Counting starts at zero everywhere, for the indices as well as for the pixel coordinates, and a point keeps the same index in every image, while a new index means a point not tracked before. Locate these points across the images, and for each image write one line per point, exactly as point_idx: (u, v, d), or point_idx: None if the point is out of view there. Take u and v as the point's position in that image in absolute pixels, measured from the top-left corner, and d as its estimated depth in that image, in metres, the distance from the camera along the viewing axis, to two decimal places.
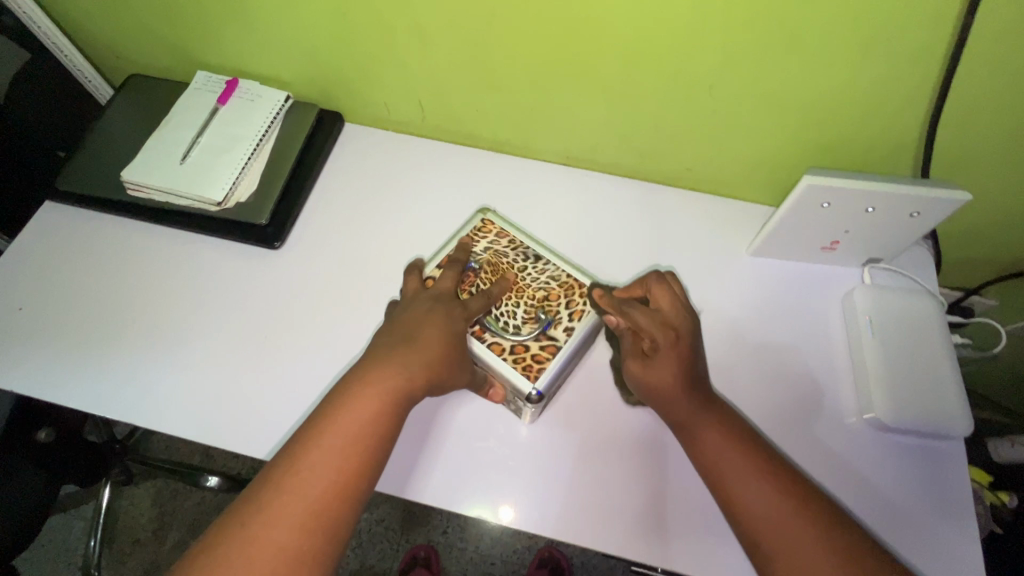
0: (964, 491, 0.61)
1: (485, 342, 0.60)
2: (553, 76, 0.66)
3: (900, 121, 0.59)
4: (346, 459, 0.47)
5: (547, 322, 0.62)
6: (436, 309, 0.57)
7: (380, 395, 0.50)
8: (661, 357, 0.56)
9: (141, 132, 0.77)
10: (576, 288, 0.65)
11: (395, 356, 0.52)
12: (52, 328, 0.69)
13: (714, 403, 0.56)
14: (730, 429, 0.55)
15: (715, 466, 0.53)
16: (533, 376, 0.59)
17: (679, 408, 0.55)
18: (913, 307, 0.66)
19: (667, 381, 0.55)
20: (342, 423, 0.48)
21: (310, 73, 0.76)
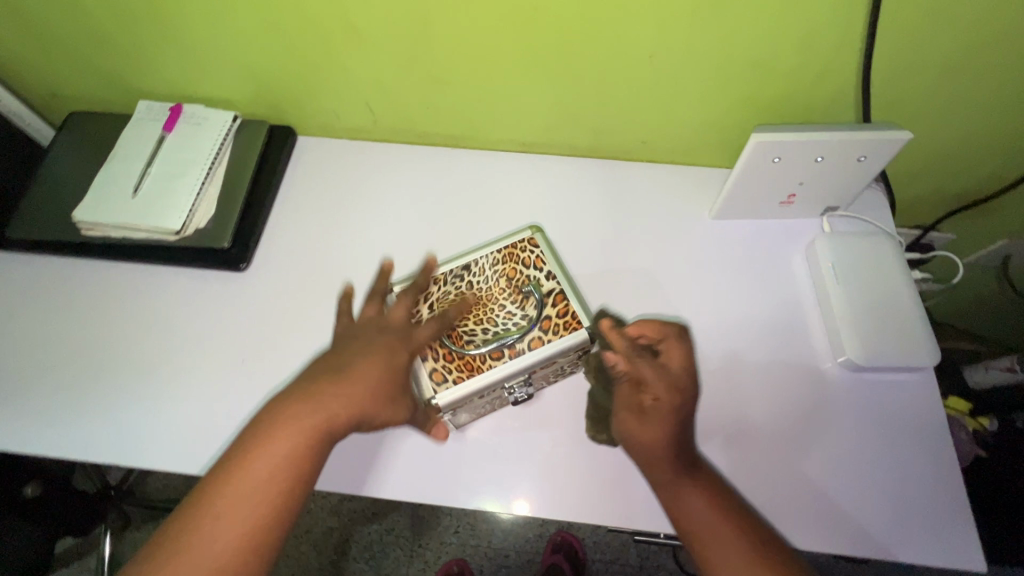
0: (938, 418, 0.63)
1: (529, 349, 0.55)
2: (498, 65, 0.67)
3: (837, 70, 0.60)
4: (274, 490, 0.45)
5: (531, 288, 0.58)
6: (375, 342, 0.53)
7: (306, 427, 0.47)
8: (654, 415, 0.53)
9: (89, 169, 0.75)
10: (521, 245, 0.61)
11: (325, 389, 0.49)
12: (21, 379, 0.67)
13: (696, 460, 0.54)
14: (712, 490, 0.52)
15: (696, 532, 0.50)
16: (575, 327, 0.56)
17: (661, 469, 0.52)
18: (872, 249, 0.68)
19: (656, 441, 0.52)
20: (261, 461, 0.46)
21: (255, 89, 0.75)
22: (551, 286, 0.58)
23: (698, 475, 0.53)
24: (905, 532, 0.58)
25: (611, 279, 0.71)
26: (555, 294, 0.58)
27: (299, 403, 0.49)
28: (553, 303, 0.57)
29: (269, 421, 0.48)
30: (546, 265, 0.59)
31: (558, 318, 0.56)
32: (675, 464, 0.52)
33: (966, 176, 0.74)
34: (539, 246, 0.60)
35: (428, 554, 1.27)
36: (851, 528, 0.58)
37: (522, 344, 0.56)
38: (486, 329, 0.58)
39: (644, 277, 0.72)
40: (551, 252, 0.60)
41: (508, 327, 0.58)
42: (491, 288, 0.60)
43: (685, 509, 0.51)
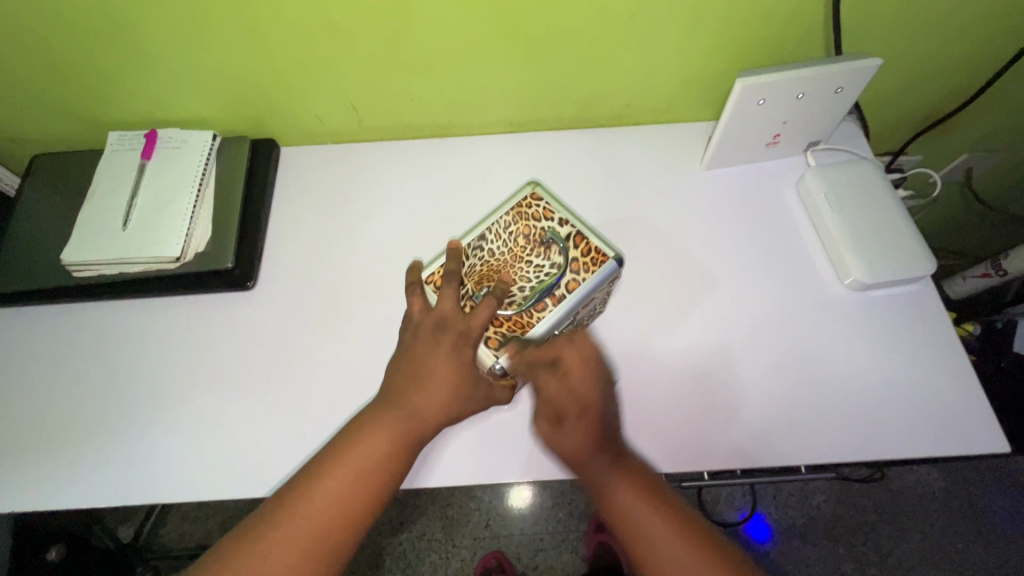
0: (942, 323, 0.67)
1: (568, 292, 0.57)
2: (480, 46, 0.67)
3: (807, 8, 0.63)
4: (367, 475, 0.50)
5: (549, 237, 0.59)
6: (441, 344, 0.54)
7: (391, 427, 0.52)
8: (567, 424, 0.54)
9: (67, 209, 0.72)
10: (526, 202, 0.61)
11: (405, 393, 0.54)
12: (33, 435, 0.63)
13: (623, 458, 0.53)
14: (642, 482, 0.51)
15: (634, 532, 0.49)
16: (602, 260, 0.57)
17: (591, 469, 0.52)
18: (859, 175, 0.71)
19: (578, 447, 0.53)
20: (359, 452, 0.51)
21: (231, 104, 0.73)
22: (567, 231, 0.59)
23: (628, 472, 0.52)
24: (931, 430, 0.62)
25: (618, 241, 0.73)
26: (573, 237, 0.59)
27: (384, 408, 0.54)
28: (575, 245, 0.59)
29: (358, 424, 0.53)
30: (555, 211, 0.60)
31: (583, 256, 0.58)
32: (599, 464, 0.52)
33: (928, 96, 0.78)
34: (543, 199, 0.61)
35: (464, 552, 1.26)
36: (882, 436, 0.62)
37: (560, 287, 0.57)
38: (520, 286, 0.58)
39: (649, 235, 0.74)
40: (555, 199, 0.61)
41: (541, 277, 0.58)
42: (513, 248, 0.61)
43: (615, 509, 0.50)
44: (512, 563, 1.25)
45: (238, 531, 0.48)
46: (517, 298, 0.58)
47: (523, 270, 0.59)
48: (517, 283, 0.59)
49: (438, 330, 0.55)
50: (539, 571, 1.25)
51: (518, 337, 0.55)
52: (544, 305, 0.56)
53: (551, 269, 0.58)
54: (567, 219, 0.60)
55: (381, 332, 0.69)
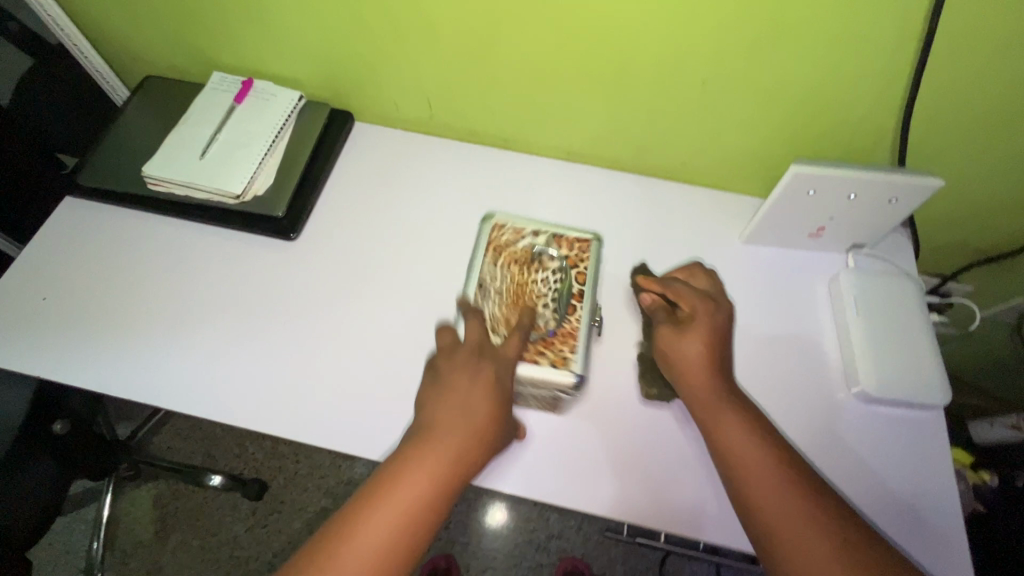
0: (944, 456, 0.65)
1: (580, 282, 0.67)
2: (557, 75, 0.71)
3: (878, 113, 0.64)
4: (427, 485, 0.52)
5: (537, 257, 0.68)
6: (478, 373, 0.58)
7: (433, 464, 0.53)
8: (691, 330, 0.62)
9: (158, 130, 0.80)
10: (497, 236, 0.70)
11: (447, 425, 0.55)
12: (72, 317, 0.71)
13: (739, 394, 0.60)
14: (747, 415, 0.58)
15: (739, 458, 0.55)
16: (586, 245, 0.70)
17: (714, 391, 0.59)
18: (896, 289, 0.70)
19: (696, 358, 0.61)
20: (417, 465, 0.53)
21: (322, 73, 0.79)
22: (544, 239, 0.69)
23: (739, 410, 0.58)
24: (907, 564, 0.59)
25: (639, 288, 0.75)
26: (552, 237, 0.70)
27: (424, 438, 0.55)
28: (559, 245, 0.69)
29: (402, 458, 0.54)
30: (527, 230, 0.70)
31: (573, 253, 0.69)
32: (714, 384, 0.60)
33: (989, 228, 0.77)
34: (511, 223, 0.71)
35: None
36: None
37: (575, 286, 0.67)
38: (542, 305, 0.65)
39: None
40: (517, 218, 0.71)
41: (554, 288, 0.66)
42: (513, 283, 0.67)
43: (724, 436, 0.57)
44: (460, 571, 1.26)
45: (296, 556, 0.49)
46: (545, 316, 0.65)
47: (532, 292, 0.66)
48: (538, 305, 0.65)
49: (477, 355, 0.60)
50: None
51: (579, 340, 0.64)
52: (575, 305, 0.66)
53: (555, 275, 0.67)
54: (537, 231, 0.70)
55: (394, 313, 0.73)
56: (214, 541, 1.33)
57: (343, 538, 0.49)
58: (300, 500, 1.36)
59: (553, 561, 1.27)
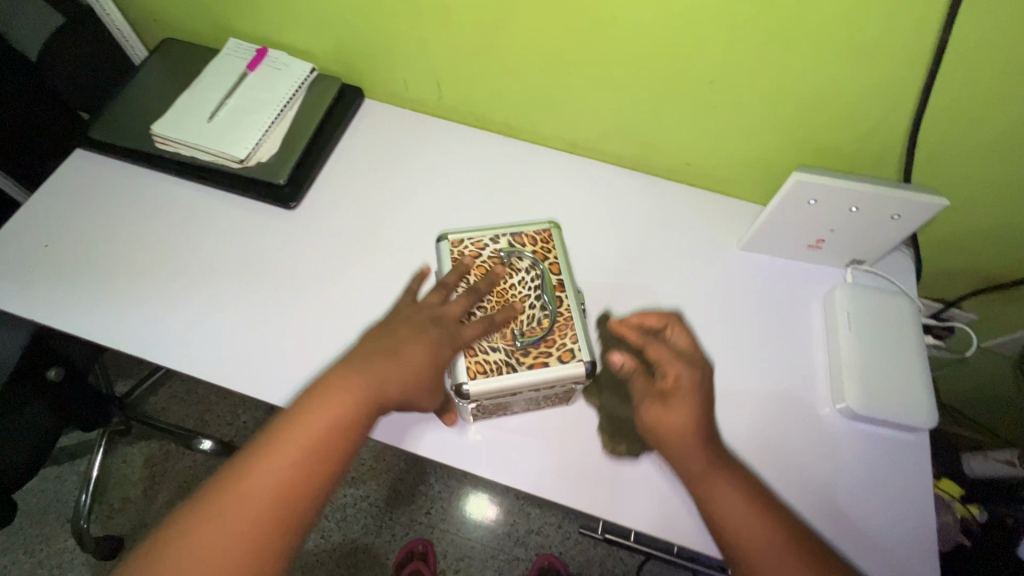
0: (924, 480, 0.64)
1: (557, 270, 0.64)
2: (565, 65, 0.70)
3: (888, 126, 0.63)
4: (331, 429, 0.52)
5: (504, 259, 0.64)
6: (421, 337, 0.57)
7: (348, 397, 0.53)
8: (679, 399, 0.56)
9: (171, 90, 0.81)
10: (459, 254, 0.64)
11: (372, 367, 0.55)
12: (72, 265, 0.72)
13: (730, 463, 0.56)
14: (744, 483, 0.55)
15: (736, 531, 0.53)
16: (547, 234, 0.67)
17: (698, 462, 0.55)
18: (892, 308, 0.69)
19: (681, 431, 0.55)
20: (320, 407, 0.52)
21: (335, 47, 0.80)
22: (504, 243, 0.65)
23: (733, 476, 0.55)
24: None
25: (632, 285, 0.74)
26: (509, 240, 0.66)
27: (346, 373, 0.54)
28: (522, 243, 0.65)
29: (307, 400, 0.53)
30: (484, 240, 0.65)
31: (538, 245, 0.65)
32: (704, 456, 0.55)
33: (996, 255, 0.75)
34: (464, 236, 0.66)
35: (397, 529, 1.29)
36: None
37: (553, 276, 0.63)
38: (528, 307, 0.62)
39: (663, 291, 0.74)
40: (474, 232, 0.66)
41: (532, 285, 0.63)
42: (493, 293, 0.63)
43: (719, 504, 0.54)
44: (437, 557, 1.26)
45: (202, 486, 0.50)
46: (535, 315, 0.62)
47: (510, 297, 0.63)
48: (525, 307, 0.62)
49: (433, 321, 0.58)
50: None
51: (577, 327, 0.60)
52: (559, 295, 0.62)
53: (529, 272, 0.63)
54: (494, 236, 0.66)
55: (385, 290, 0.73)
56: None
57: (248, 463, 0.50)
58: None
59: (530, 556, 1.27)
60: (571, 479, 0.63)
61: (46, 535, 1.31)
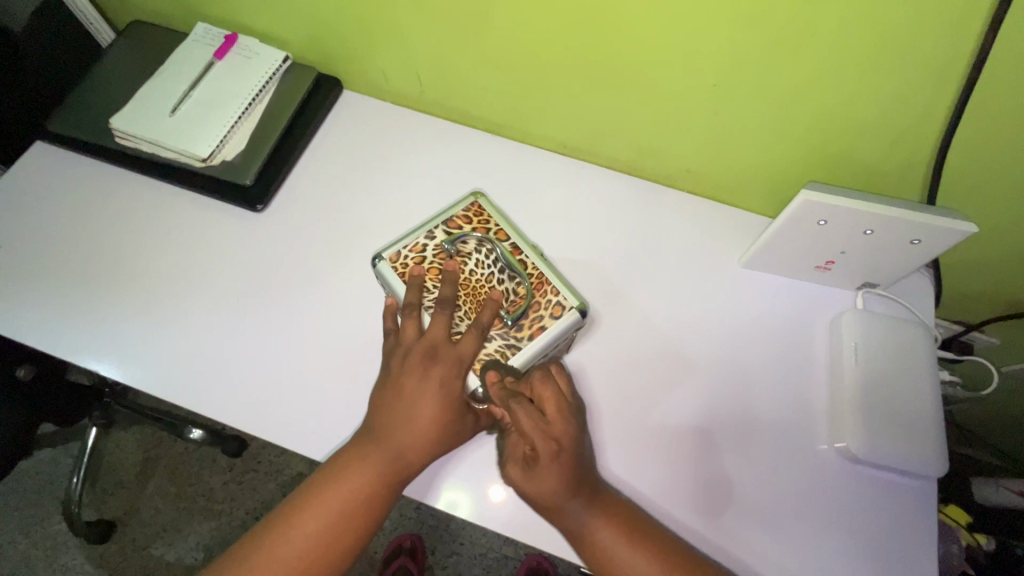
0: (928, 529, 0.59)
1: (505, 235, 0.62)
2: (555, 61, 0.64)
3: (908, 138, 0.56)
4: (353, 500, 0.53)
5: (448, 251, 0.60)
6: (426, 387, 0.55)
7: (372, 464, 0.54)
8: (540, 467, 0.53)
9: (135, 80, 0.76)
10: (403, 268, 0.60)
11: (394, 433, 0.54)
12: (31, 268, 0.69)
13: (600, 494, 0.55)
14: (618, 523, 0.53)
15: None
16: (475, 208, 0.64)
17: (564, 519, 0.53)
18: (905, 339, 0.63)
19: (550, 493, 0.52)
20: (339, 481, 0.53)
21: (309, 34, 0.74)
22: (441, 236, 0.61)
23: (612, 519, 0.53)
24: None
25: (620, 302, 0.69)
26: (445, 231, 0.61)
27: (368, 442, 0.55)
28: (458, 226, 0.62)
29: (329, 470, 0.54)
30: (422, 242, 0.61)
31: (473, 221, 0.62)
32: (575, 507, 0.53)
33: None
34: (400, 248, 0.61)
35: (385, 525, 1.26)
36: None
37: (505, 245, 0.61)
38: (498, 284, 0.59)
39: (655, 311, 0.68)
40: (407, 238, 0.61)
41: (492, 262, 0.59)
42: (465, 292, 0.59)
43: (602, 556, 0.53)
44: (425, 553, 1.23)
45: (232, 550, 0.52)
46: (508, 289, 0.59)
47: (475, 284, 0.59)
48: (496, 287, 0.59)
49: (428, 360, 0.55)
50: (447, 572, 1.22)
51: (551, 279, 0.59)
52: (520, 259, 0.60)
53: (481, 250, 0.60)
54: (428, 234, 0.61)
55: (355, 301, 0.69)
56: (191, 491, 1.33)
57: (274, 532, 0.52)
58: (277, 464, 1.35)
59: (519, 556, 1.24)
60: (561, 525, 0.58)
61: (38, 518, 1.31)
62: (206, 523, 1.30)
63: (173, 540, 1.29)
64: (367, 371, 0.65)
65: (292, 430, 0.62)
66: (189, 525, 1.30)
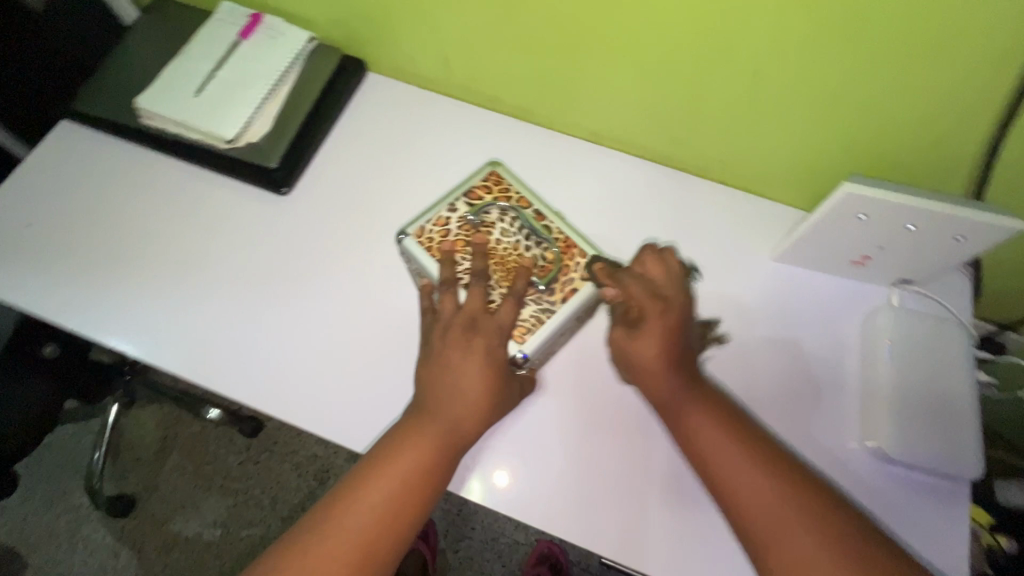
0: (957, 531, 0.58)
1: (527, 203, 0.61)
2: (588, 46, 0.62)
3: (959, 130, 0.54)
4: (415, 474, 0.51)
5: (472, 222, 0.59)
6: (470, 356, 0.53)
7: (427, 438, 0.52)
8: (645, 326, 0.54)
9: (158, 60, 0.75)
10: (429, 244, 0.59)
11: (447, 405, 0.53)
12: (58, 248, 0.69)
13: (702, 384, 0.53)
14: (718, 410, 0.52)
15: (708, 459, 0.50)
16: (493, 177, 0.62)
17: (665, 389, 0.53)
18: (943, 337, 0.61)
19: (650, 355, 0.53)
20: (398, 456, 0.51)
21: (335, 15, 0.72)
22: (463, 208, 0.60)
23: (709, 402, 0.52)
24: None
25: None
26: (467, 202, 0.61)
27: (422, 418, 0.53)
28: (480, 197, 0.61)
29: (386, 446, 0.52)
30: (444, 215, 0.60)
31: (494, 190, 0.61)
32: (674, 386, 0.52)
33: None
34: (426, 221, 0.60)
35: None
36: None
37: (529, 211, 0.60)
38: (526, 251, 0.59)
39: None
40: (428, 213, 0.61)
41: (517, 229, 0.59)
42: (496, 263, 0.58)
43: (690, 434, 0.51)
44: (437, 537, 1.23)
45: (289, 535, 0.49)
46: (536, 256, 0.59)
47: (503, 253, 0.58)
48: (524, 253, 0.58)
49: (469, 330, 0.54)
50: (458, 556, 1.22)
51: (578, 242, 0.59)
52: (545, 224, 0.60)
53: (505, 220, 0.60)
54: (450, 206, 0.61)
55: (380, 287, 0.68)
56: (209, 469, 1.35)
57: (333, 511, 0.49)
58: (294, 444, 1.36)
59: (530, 542, 1.23)
60: (587, 517, 0.58)
61: (61, 491, 1.34)
62: (222, 500, 1.32)
63: (191, 517, 1.31)
64: (390, 358, 0.65)
65: (316, 415, 0.62)
66: (205, 501, 1.32)
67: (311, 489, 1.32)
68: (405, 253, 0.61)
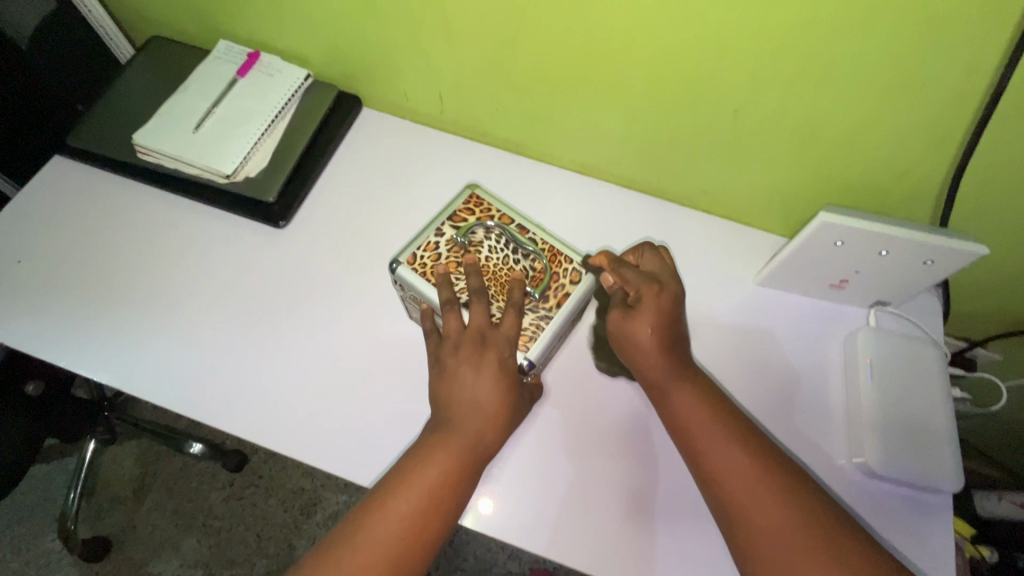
0: (945, 545, 0.60)
1: (507, 218, 0.62)
2: (579, 85, 0.65)
3: (923, 162, 0.59)
4: (427, 494, 0.50)
5: (460, 242, 0.60)
6: (477, 374, 0.54)
7: (437, 456, 0.52)
8: (642, 309, 0.56)
9: (154, 98, 0.76)
10: (423, 269, 0.59)
11: (459, 426, 0.53)
12: (45, 286, 0.69)
13: (692, 370, 0.58)
14: (701, 390, 0.56)
15: (686, 425, 0.55)
16: (471, 199, 0.63)
17: (660, 369, 0.57)
18: (917, 356, 0.65)
19: (643, 335, 0.56)
20: (410, 480, 0.51)
21: (332, 54, 0.75)
22: (450, 231, 0.61)
23: (697, 387, 0.57)
24: None
25: None
26: (452, 225, 0.61)
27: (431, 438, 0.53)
28: (464, 219, 0.62)
29: (394, 473, 0.52)
30: (433, 240, 0.61)
31: (476, 211, 0.62)
32: (666, 373, 0.57)
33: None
34: (417, 249, 0.60)
35: None
36: None
37: (512, 227, 0.62)
38: (516, 264, 0.60)
39: None
40: (417, 239, 0.61)
41: (503, 245, 0.61)
42: (491, 280, 0.59)
43: (676, 408, 0.56)
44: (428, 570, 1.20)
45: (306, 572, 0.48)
46: (526, 267, 0.60)
47: (494, 269, 0.60)
48: (514, 267, 0.60)
49: (479, 345, 0.55)
50: None
51: (563, 249, 0.61)
52: (529, 237, 0.61)
53: (491, 238, 0.61)
54: (436, 231, 0.61)
55: (376, 319, 0.69)
56: (190, 507, 1.30)
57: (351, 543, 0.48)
58: (279, 477, 1.33)
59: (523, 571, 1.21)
60: (590, 543, 0.58)
61: (31, 535, 1.27)
62: (204, 540, 1.28)
63: (171, 557, 1.26)
64: (390, 388, 0.65)
65: (316, 448, 0.62)
66: (186, 540, 1.27)
67: (297, 521, 1.29)
68: (399, 283, 0.61)
